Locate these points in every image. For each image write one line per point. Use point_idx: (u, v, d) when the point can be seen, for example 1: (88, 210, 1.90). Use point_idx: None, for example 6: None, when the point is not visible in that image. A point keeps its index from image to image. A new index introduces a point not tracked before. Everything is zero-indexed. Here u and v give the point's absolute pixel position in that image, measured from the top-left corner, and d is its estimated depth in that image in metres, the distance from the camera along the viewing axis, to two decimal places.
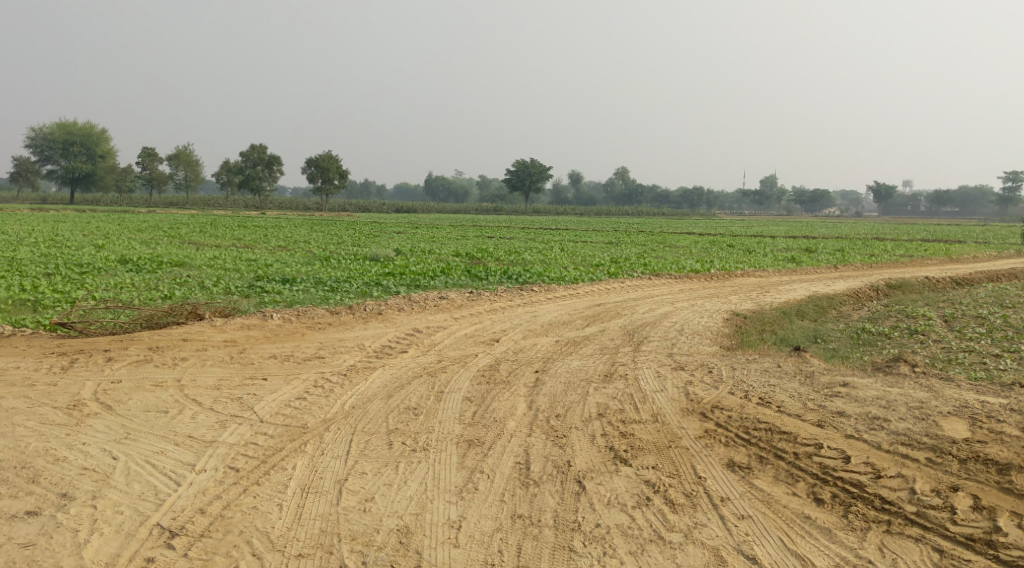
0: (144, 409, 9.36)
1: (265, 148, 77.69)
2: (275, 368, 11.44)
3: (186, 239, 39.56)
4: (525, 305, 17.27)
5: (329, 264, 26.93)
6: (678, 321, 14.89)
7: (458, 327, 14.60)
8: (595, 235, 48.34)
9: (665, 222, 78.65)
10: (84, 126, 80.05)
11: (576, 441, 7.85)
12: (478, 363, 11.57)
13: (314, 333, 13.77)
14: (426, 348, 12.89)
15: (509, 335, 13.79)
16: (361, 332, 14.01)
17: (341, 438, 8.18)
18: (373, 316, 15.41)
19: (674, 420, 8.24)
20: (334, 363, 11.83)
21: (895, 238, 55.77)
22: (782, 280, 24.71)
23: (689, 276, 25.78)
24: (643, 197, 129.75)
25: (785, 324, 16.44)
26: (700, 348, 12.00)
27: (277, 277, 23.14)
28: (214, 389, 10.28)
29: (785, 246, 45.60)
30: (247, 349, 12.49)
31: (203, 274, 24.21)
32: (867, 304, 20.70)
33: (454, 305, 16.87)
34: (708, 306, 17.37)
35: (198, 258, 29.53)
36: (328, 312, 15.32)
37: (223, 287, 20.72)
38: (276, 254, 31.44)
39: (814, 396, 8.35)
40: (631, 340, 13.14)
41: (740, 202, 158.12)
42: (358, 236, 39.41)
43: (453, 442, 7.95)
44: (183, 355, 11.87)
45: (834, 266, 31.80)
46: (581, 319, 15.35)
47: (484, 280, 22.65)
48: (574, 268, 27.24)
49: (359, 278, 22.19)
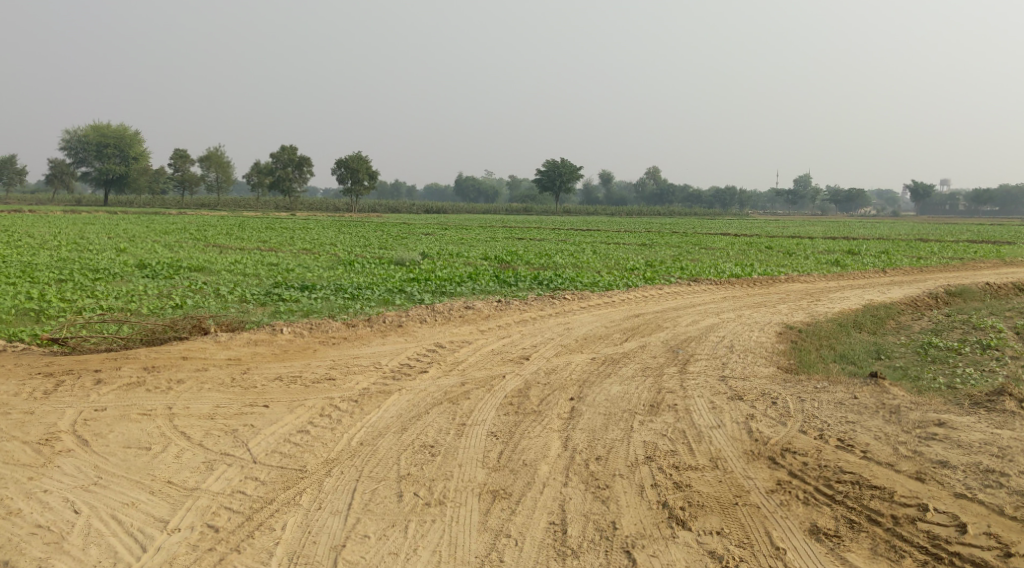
0: (124, 444, 8.22)
1: (295, 149, 77.05)
2: (279, 393, 10.26)
3: (211, 242, 38.62)
4: (557, 317, 15.98)
5: (352, 269, 25.79)
6: (726, 337, 13.49)
7: (484, 342, 13.33)
8: (629, 236, 46.93)
9: (697, 222, 76.98)
10: (117, 129, 80.16)
11: (621, 492, 6.58)
12: (506, 387, 10.30)
13: (326, 350, 12.58)
14: (447, 367, 11.66)
15: (540, 353, 12.50)
16: (378, 348, 12.80)
17: (345, 485, 7.01)
18: (392, 329, 14.19)
19: (739, 466, 6.91)
20: (344, 386, 10.62)
21: (939, 239, 53.73)
22: (832, 286, 23.14)
23: (731, 282, 24.32)
24: (674, 197, 128.05)
25: (843, 338, 14.97)
26: (755, 371, 10.64)
27: (297, 284, 22.06)
28: (208, 419, 9.13)
29: (826, 248, 44.01)
30: (250, 370, 11.33)
31: (221, 280, 23.17)
32: (926, 314, 19.17)
33: (482, 316, 15.62)
34: (756, 318, 15.98)
35: (219, 262, 28.59)
36: (344, 325, 14.13)
37: (238, 295, 19.68)
38: (299, 258, 30.45)
39: (907, 437, 6.99)
40: (675, 360, 11.79)
41: (773, 202, 155.56)
42: (387, 238, 38.32)
43: (474, 493, 6.71)
44: (179, 378, 10.74)
45: (882, 269, 30.12)
46: (619, 333, 14.01)
47: (514, 286, 21.40)
48: (608, 272, 25.96)
49: (382, 285, 21.07)
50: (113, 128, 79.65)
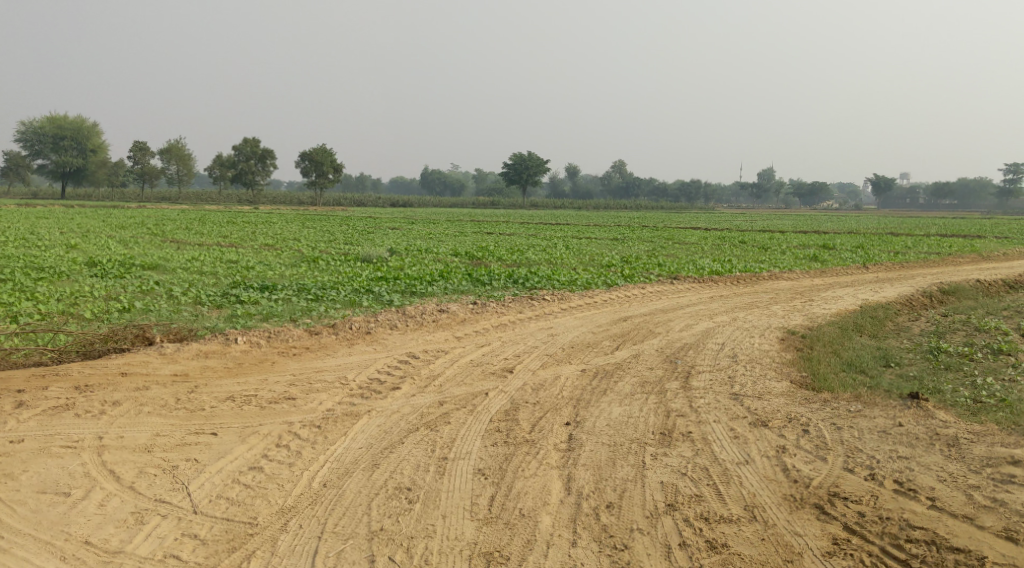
0: (37, 488, 6.89)
1: (257, 141, 75.17)
2: (231, 419, 8.90)
3: (168, 237, 36.81)
4: (538, 320, 14.78)
5: (315, 267, 24.31)
6: (727, 345, 12.35)
7: (461, 352, 12.04)
8: (599, 231, 45.71)
9: (666, 215, 76.00)
10: (74, 120, 77.43)
11: (644, 556, 5.55)
12: (491, 409, 9.03)
13: (285, 363, 11.22)
14: (422, 383, 10.38)
15: (524, 365, 11.24)
16: (345, 359, 11.51)
17: (307, 547, 5.93)
18: (360, 337, 12.84)
19: (781, 517, 5.84)
20: (304, 408, 9.29)
21: (911, 234, 52.98)
22: (822, 285, 22.18)
23: (713, 280, 23.33)
24: (641, 190, 127.82)
25: (848, 342, 13.97)
26: (771, 388, 9.50)
27: (256, 284, 20.63)
28: (144, 453, 7.78)
29: (800, 243, 43.16)
30: (197, 390, 9.95)
31: (175, 280, 21.64)
32: (924, 314, 18.20)
33: (457, 321, 14.31)
34: (753, 322, 14.82)
35: (174, 260, 26.95)
36: (305, 332, 12.78)
37: (192, 296, 18.23)
38: (260, 254, 28.91)
39: (980, 479, 6.02)
40: (676, 373, 10.58)
41: (738, 195, 155.74)
42: (351, 232, 36.91)
43: (465, 558, 5.68)
44: (114, 399, 9.33)
45: (864, 265, 29.38)
46: (609, 341, 12.78)
47: (488, 285, 20.19)
48: (585, 269, 24.88)
49: (348, 284, 19.75)
50: (70, 120, 76.89)
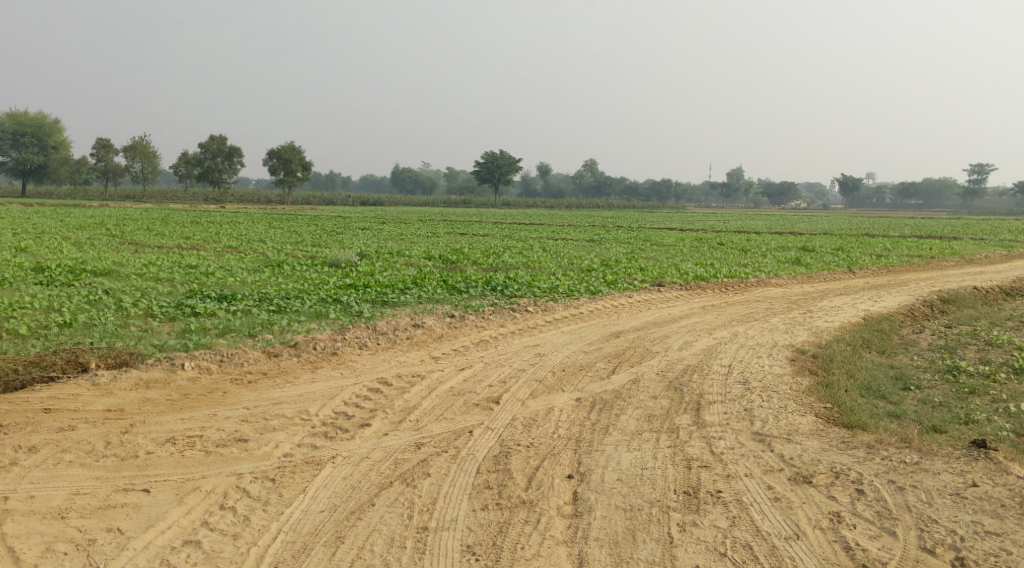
0: None
1: (224, 139, 73.20)
2: (167, 470, 7.52)
3: (127, 239, 34.97)
4: (522, 335, 13.50)
5: (280, 272, 22.81)
6: (734, 367, 11.15)
7: (438, 377, 10.71)
8: (575, 231, 44.31)
9: (639, 215, 75.16)
10: (35, 116, 74.62)
11: None
12: (478, 455, 7.71)
13: (238, 394, 9.80)
14: (396, 419, 9.05)
15: (511, 394, 9.92)
16: (307, 388, 10.11)
17: None
18: (325, 359, 11.46)
19: None
20: (257, 453, 7.92)
21: (887, 234, 52.55)
22: (816, 292, 21.11)
23: (701, 286, 22.23)
24: (613, 189, 127.19)
25: (861, 360, 12.87)
26: (798, 427, 8.28)
27: (214, 292, 19.10)
28: (55, 522, 6.46)
29: (779, 245, 42.22)
30: (130, 431, 8.49)
31: (126, 288, 20.01)
32: (928, 325, 17.20)
33: (434, 338, 12.95)
34: (756, 337, 13.66)
35: (128, 265, 25.27)
36: (262, 354, 11.36)
37: (143, 308, 16.70)
38: (222, 258, 27.27)
39: None
40: (685, 406, 9.32)
41: (708, 193, 155.45)
42: (320, 234, 35.38)
43: None
44: (31, 444, 7.91)
45: (851, 270, 28.40)
46: (603, 362, 11.50)
47: (465, 293, 18.91)
48: (565, 274, 23.67)
49: (314, 292, 18.32)
50: (31, 116, 74.04)
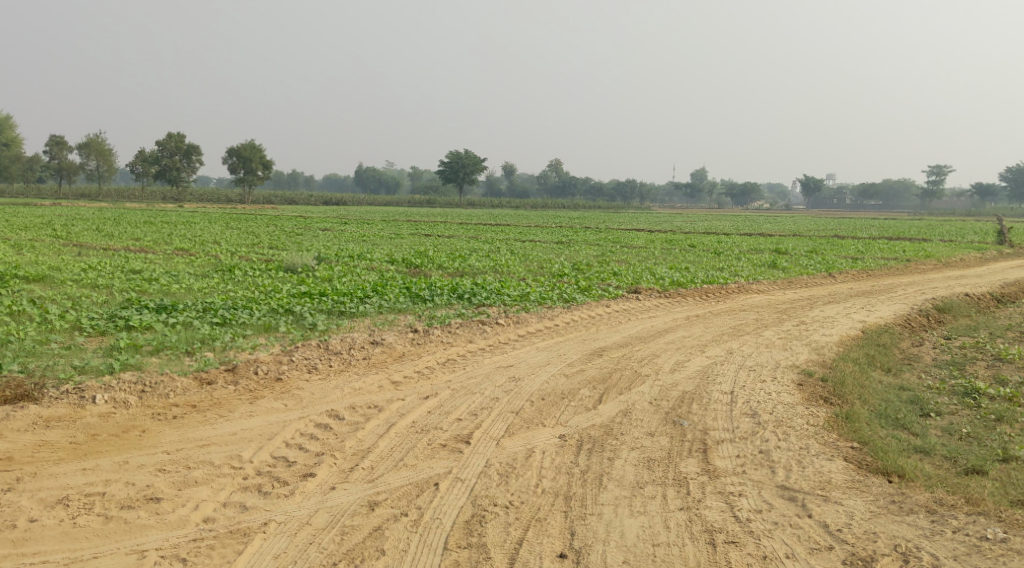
0: None
1: (183, 136, 70.80)
2: (52, 548, 6.03)
3: (72, 240, 32.62)
4: (494, 354, 11.97)
5: (230, 279, 21.03)
6: (739, 395, 9.73)
7: (399, 409, 9.15)
8: (544, 232, 42.85)
9: (607, 214, 74.13)
10: None
11: None
12: (445, 521, 6.23)
13: (158, 433, 8.19)
14: (347, 465, 7.52)
15: (483, 431, 8.42)
16: (241, 426, 8.48)
17: None
18: (267, 387, 9.86)
19: None
20: (170, 518, 6.37)
21: (858, 235, 52.02)
22: (804, 300, 19.83)
23: (681, 293, 20.90)
24: (579, 189, 126.24)
25: (871, 382, 11.52)
26: (831, 477, 6.88)
27: (156, 302, 17.32)
28: None
29: (753, 247, 41.12)
30: (15, 489, 6.91)
31: (58, 297, 18.11)
32: (928, 338, 15.98)
33: (394, 358, 11.39)
34: (754, 355, 12.27)
35: (66, 270, 23.28)
36: (192, 382, 9.69)
37: (71, 321, 14.86)
38: (169, 262, 25.33)
39: None
40: (690, 447, 7.89)
41: (672, 194, 154.84)
42: (279, 234, 33.53)
43: None
44: None
45: (832, 275, 27.25)
46: (588, 389, 10.03)
47: (429, 301, 17.40)
48: (535, 279, 22.24)
49: (265, 301, 16.66)
50: None
